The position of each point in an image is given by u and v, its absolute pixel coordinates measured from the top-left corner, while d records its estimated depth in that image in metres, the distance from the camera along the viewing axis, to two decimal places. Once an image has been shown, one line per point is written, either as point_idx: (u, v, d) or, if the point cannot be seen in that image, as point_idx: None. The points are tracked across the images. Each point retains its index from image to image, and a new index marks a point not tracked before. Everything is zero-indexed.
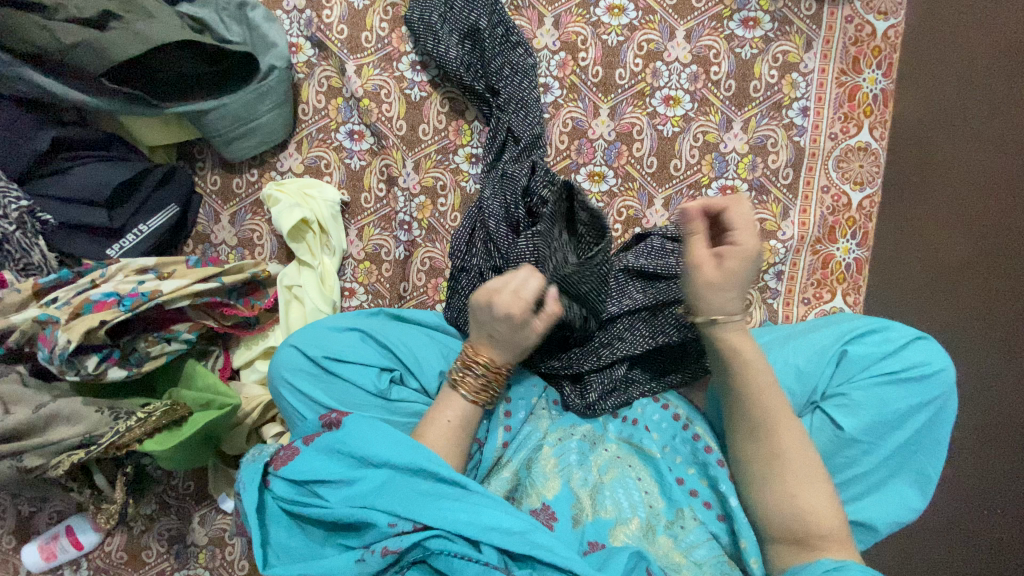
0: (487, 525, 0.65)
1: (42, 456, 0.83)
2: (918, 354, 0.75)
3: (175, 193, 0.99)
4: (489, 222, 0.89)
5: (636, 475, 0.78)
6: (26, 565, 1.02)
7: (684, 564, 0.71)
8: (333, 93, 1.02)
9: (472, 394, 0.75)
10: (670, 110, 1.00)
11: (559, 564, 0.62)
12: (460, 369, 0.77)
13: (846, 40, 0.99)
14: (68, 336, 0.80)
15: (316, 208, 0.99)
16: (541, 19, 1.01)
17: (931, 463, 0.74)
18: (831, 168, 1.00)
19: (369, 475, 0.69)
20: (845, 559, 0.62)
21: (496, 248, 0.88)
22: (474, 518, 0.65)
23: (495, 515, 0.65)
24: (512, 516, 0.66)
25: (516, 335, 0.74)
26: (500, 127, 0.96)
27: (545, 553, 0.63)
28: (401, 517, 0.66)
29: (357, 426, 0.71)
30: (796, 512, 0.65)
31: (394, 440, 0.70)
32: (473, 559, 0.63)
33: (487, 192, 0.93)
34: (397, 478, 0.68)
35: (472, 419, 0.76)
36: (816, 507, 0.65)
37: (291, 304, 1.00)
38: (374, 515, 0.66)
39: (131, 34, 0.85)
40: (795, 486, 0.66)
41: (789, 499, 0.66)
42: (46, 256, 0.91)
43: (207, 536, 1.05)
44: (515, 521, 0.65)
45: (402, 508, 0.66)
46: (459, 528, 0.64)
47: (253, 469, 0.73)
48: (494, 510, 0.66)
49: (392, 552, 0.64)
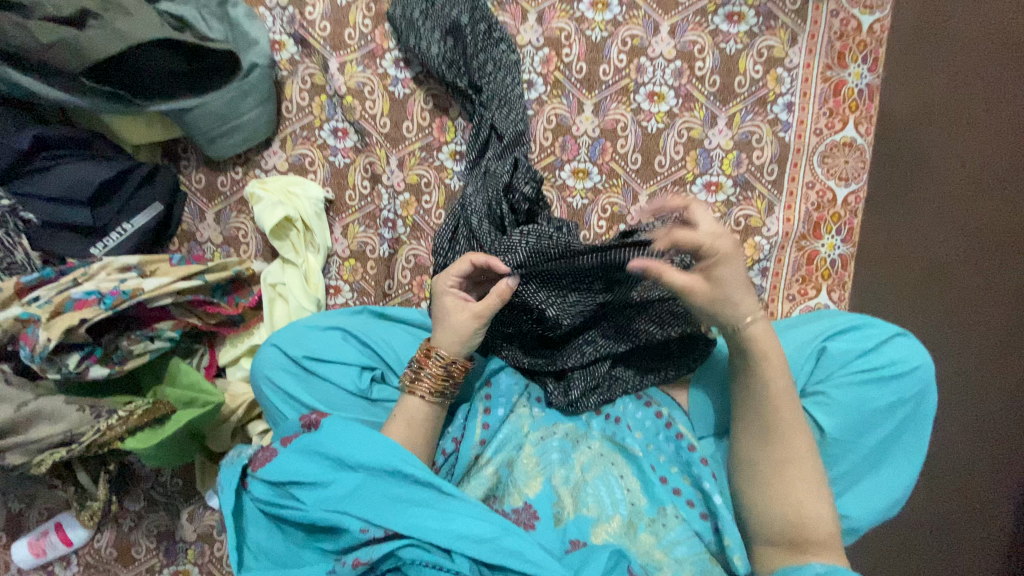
0: (458, 533, 0.65)
1: (25, 454, 0.83)
2: (896, 351, 0.75)
3: (159, 191, 0.99)
4: (472, 218, 0.88)
5: (618, 473, 0.79)
6: (16, 562, 1.03)
7: (665, 561, 0.72)
8: (316, 91, 1.02)
9: (430, 394, 0.77)
10: (654, 106, 1.00)
11: (531, 572, 0.63)
12: (413, 372, 0.78)
13: (831, 35, 0.98)
14: (48, 335, 0.81)
15: (301, 206, 0.99)
16: (524, 15, 1.01)
17: (905, 473, 0.75)
18: (816, 164, 0.99)
19: (345, 478, 0.69)
20: (834, 565, 0.63)
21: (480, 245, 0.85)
22: (446, 526, 0.65)
23: (467, 523, 0.66)
24: (483, 522, 0.66)
25: (472, 335, 0.78)
26: (484, 125, 0.95)
27: (517, 561, 0.63)
28: (372, 524, 0.66)
29: (333, 428, 0.71)
30: (797, 517, 0.67)
31: (370, 441, 0.70)
32: (444, 568, 0.65)
33: (471, 189, 0.92)
34: (372, 480, 0.69)
35: (435, 418, 0.78)
36: (813, 513, 0.66)
37: (275, 302, 0.99)
38: (349, 522, 0.67)
39: (110, 32, 0.85)
40: (801, 494, 0.67)
41: (792, 505, 0.67)
42: (29, 255, 0.92)
43: (195, 533, 1.06)
44: (485, 527, 0.66)
45: (374, 515, 0.66)
46: (432, 536, 0.65)
47: (232, 472, 0.73)
48: (466, 517, 0.66)
49: (363, 563, 0.65)
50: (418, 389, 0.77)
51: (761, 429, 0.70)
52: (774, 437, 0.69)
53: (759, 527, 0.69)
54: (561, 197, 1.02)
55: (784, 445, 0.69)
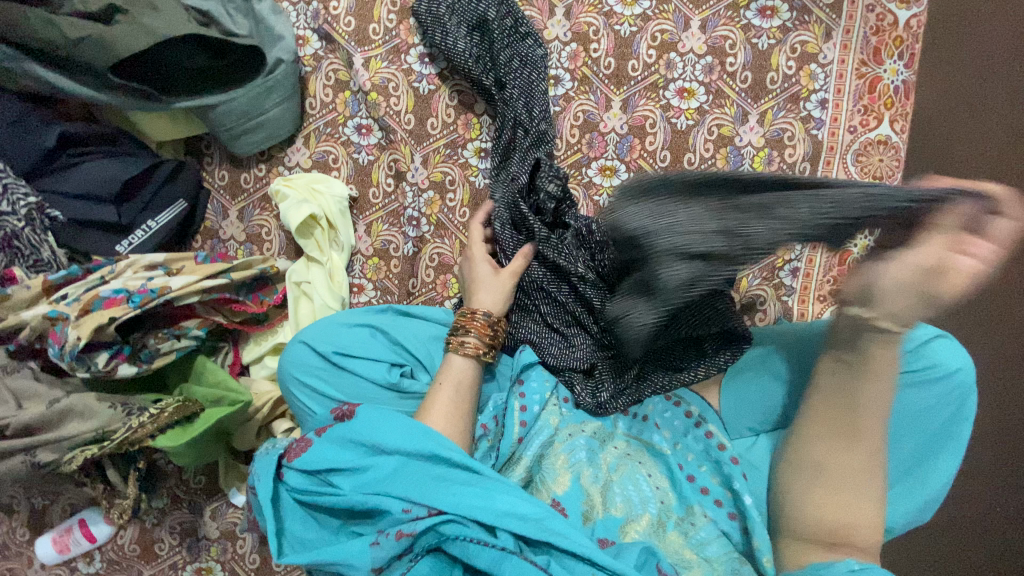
0: (503, 510, 0.64)
1: (55, 451, 0.83)
2: (938, 351, 0.73)
3: (184, 187, 0.98)
4: (495, 224, 0.89)
5: (647, 471, 0.79)
6: (41, 558, 1.04)
7: (695, 560, 0.71)
8: (340, 86, 1.01)
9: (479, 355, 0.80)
10: (684, 103, 0.98)
11: (578, 551, 0.62)
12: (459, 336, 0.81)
13: (867, 29, 0.95)
14: (78, 333, 0.80)
15: (326, 204, 0.98)
16: (552, 9, 0.99)
17: (941, 476, 0.74)
18: (850, 163, 0.96)
19: (382, 461, 0.69)
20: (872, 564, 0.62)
21: (504, 250, 0.88)
22: (489, 503, 0.64)
23: (510, 501, 0.65)
24: (525, 502, 0.65)
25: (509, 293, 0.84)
26: (512, 121, 0.93)
27: (563, 540, 0.62)
28: (415, 504, 0.65)
29: (369, 415, 0.71)
30: (847, 519, 0.63)
31: (405, 426, 0.70)
32: (489, 544, 0.63)
33: (497, 197, 0.91)
34: (409, 465, 0.68)
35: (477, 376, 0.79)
36: (863, 513, 0.63)
37: (300, 300, 0.99)
38: (389, 502, 0.66)
39: (138, 28, 0.84)
40: (857, 497, 0.64)
41: (842, 505, 0.64)
42: (55, 252, 0.91)
43: (218, 530, 1.05)
44: (529, 506, 0.65)
45: (417, 494, 0.65)
46: (475, 513, 0.63)
47: (268, 461, 0.73)
48: (510, 496, 0.65)
49: (408, 535, 0.63)
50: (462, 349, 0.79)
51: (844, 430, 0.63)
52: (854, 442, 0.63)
53: (799, 521, 0.66)
54: (587, 195, 1.00)
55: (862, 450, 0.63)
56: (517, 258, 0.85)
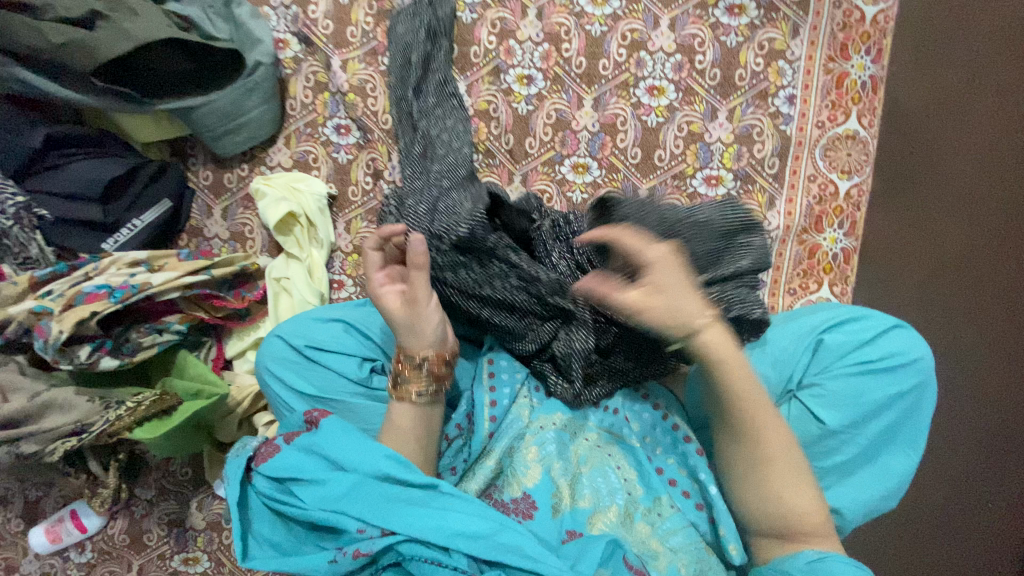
0: (454, 531, 0.66)
1: (38, 443, 0.86)
2: (893, 343, 0.74)
3: (168, 188, 1.02)
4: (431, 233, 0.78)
5: (616, 463, 0.79)
6: (34, 548, 1.07)
7: (661, 551, 0.73)
8: (319, 88, 1.03)
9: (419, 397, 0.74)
10: (654, 100, 1.00)
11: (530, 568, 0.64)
12: (395, 380, 0.75)
13: (833, 25, 0.97)
14: (61, 327, 0.84)
15: (304, 202, 1.01)
16: (524, 10, 1.01)
17: (895, 466, 0.75)
18: (818, 157, 0.98)
19: (338, 478, 0.69)
20: (827, 550, 0.66)
21: (450, 266, 0.79)
22: (443, 523, 0.66)
23: (462, 520, 0.66)
24: (478, 519, 0.67)
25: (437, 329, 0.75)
26: (419, 136, 0.94)
27: (515, 556, 0.65)
28: (369, 524, 0.67)
29: (332, 428, 0.72)
30: (785, 512, 0.67)
31: (365, 445, 0.71)
32: (443, 564, 0.65)
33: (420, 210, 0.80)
34: (365, 484, 0.69)
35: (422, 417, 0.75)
36: (799, 505, 0.67)
37: (280, 296, 1.02)
38: (345, 521, 0.67)
39: (117, 32, 0.88)
40: (783, 487, 0.67)
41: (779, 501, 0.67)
42: (44, 250, 0.95)
43: (204, 521, 1.08)
44: (480, 524, 0.67)
45: (372, 515, 0.67)
46: (427, 535, 0.66)
47: (237, 465, 0.74)
48: (462, 514, 0.67)
49: (364, 555, 0.66)
50: (407, 394, 0.74)
51: (736, 427, 0.68)
52: (753, 431, 0.67)
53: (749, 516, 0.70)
54: (561, 192, 1.02)
55: (764, 433, 0.67)
56: (417, 274, 0.71)
